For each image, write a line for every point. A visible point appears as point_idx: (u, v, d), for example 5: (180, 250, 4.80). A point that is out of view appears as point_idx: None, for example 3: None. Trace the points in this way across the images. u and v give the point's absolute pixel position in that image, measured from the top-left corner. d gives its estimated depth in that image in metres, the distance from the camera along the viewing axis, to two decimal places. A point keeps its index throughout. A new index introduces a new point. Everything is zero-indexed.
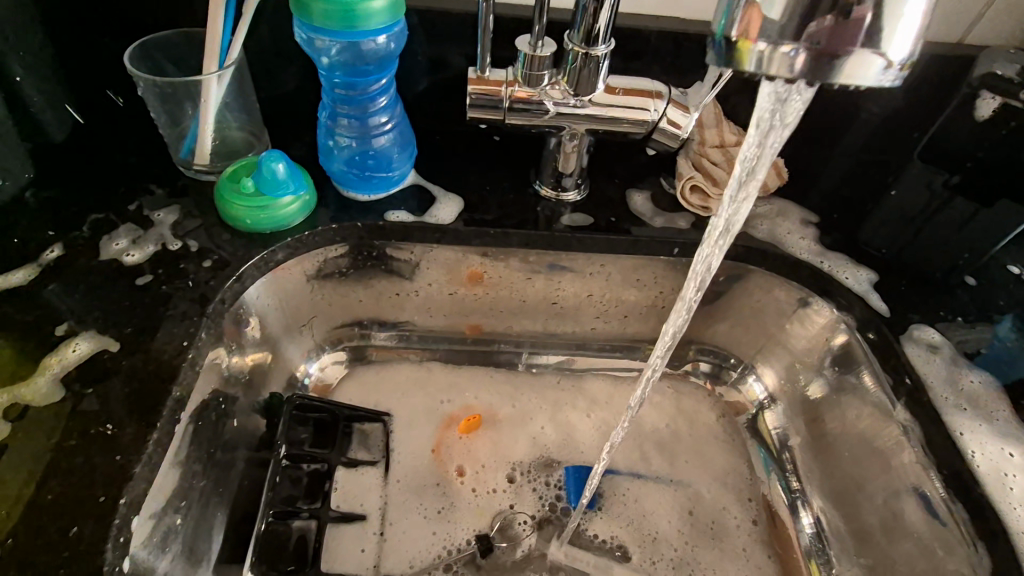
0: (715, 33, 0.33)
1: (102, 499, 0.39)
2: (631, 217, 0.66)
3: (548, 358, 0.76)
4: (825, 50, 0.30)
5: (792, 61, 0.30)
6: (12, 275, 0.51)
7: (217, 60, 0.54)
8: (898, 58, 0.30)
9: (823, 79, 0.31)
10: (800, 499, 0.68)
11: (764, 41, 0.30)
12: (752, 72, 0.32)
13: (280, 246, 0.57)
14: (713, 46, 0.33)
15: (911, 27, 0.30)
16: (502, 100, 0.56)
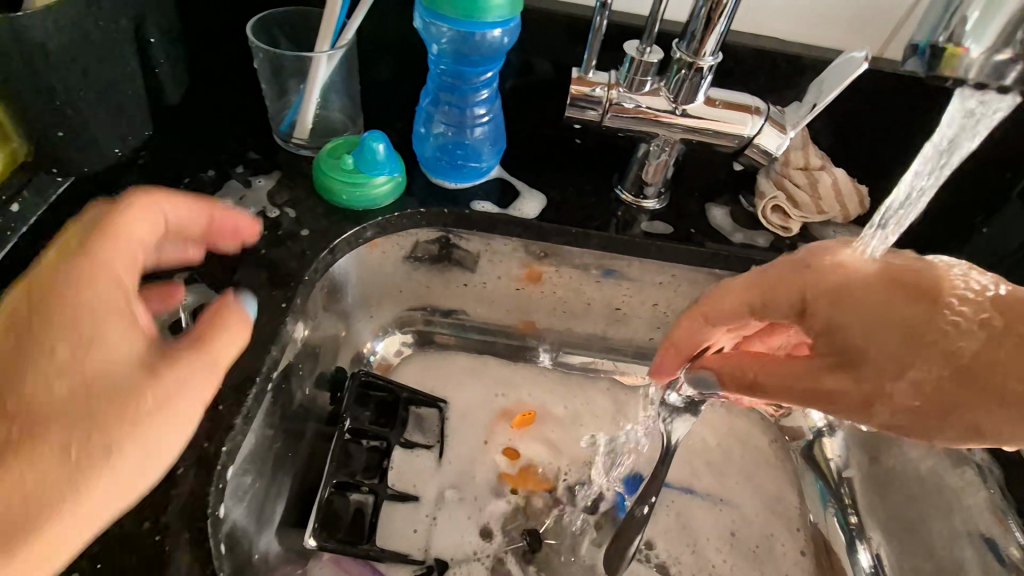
0: (918, 42, 0.30)
1: (206, 446, 0.40)
2: (709, 231, 0.66)
3: (574, 359, 0.76)
4: None
5: (1007, 71, 0.28)
6: None
7: (331, 40, 0.56)
8: None
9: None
10: (858, 535, 0.66)
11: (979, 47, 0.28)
12: (954, 79, 0.30)
13: (371, 224, 0.59)
14: (912, 55, 0.30)
15: None
16: (602, 102, 0.57)
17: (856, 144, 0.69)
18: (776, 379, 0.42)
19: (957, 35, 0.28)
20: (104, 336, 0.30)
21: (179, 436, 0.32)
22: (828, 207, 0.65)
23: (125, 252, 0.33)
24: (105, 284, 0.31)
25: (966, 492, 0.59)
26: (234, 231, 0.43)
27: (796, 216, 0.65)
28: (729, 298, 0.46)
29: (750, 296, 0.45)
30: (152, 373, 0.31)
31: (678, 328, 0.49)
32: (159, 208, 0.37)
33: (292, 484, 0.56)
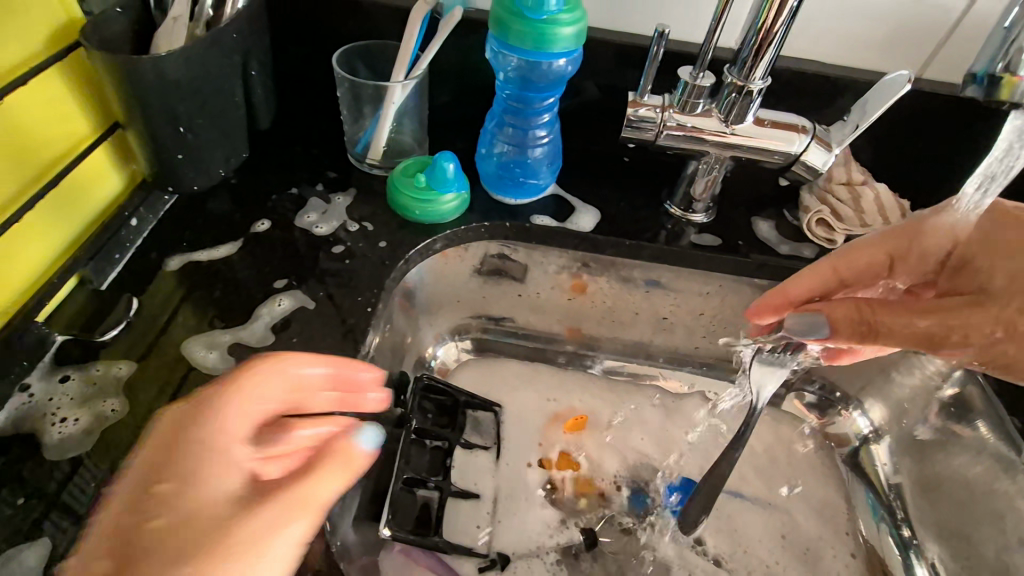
0: None
1: None
2: (756, 243, 0.69)
3: (613, 364, 0.78)
4: None
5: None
6: (217, 249, 0.58)
7: (407, 70, 0.61)
8: None
9: None
10: (914, 547, 0.67)
11: None
12: None
13: (441, 236, 0.63)
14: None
15: None
16: (657, 123, 0.61)
17: (897, 160, 0.71)
18: (902, 315, 0.45)
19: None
20: (206, 487, 0.33)
21: (293, 534, 0.33)
22: (872, 220, 0.67)
23: (239, 417, 0.36)
24: (224, 438, 0.35)
25: (1016, 497, 0.60)
26: (361, 384, 0.46)
27: (841, 229, 0.68)
28: (856, 256, 0.53)
29: (888, 248, 0.52)
30: (249, 508, 0.33)
31: (800, 279, 0.54)
32: (281, 378, 0.40)
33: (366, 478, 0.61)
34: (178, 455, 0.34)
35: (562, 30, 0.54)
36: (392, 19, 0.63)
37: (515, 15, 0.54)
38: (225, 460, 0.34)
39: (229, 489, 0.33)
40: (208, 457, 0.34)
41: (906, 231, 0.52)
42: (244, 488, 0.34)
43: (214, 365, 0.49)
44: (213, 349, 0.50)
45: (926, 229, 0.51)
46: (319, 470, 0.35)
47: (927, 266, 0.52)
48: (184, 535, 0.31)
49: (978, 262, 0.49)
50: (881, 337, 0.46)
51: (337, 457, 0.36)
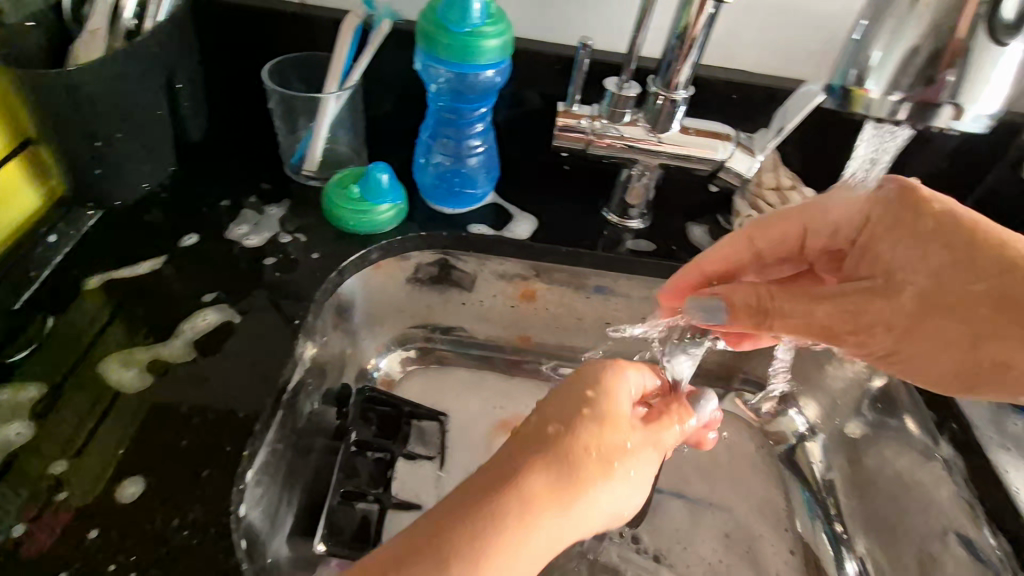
0: (833, 83, 0.41)
1: (230, 449, 0.44)
2: (690, 248, 0.71)
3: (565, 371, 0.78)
4: (927, 100, 0.38)
5: (899, 108, 0.39)
6: (139, 265, 0.57)
7: (338, 81, 0.62)
8: (987, 109, 0.38)
9: (924, 122, 0.39)
10: (846, 541, 0.69)
11: (877, 89, 0.39)
12: (862, 113, 0.40)
13: (376, 247, 0.63)
14: (829, 94, 0.41)
15: (998, 86, 0.37)
16: (587, 132, 0.62)
17: (822, 165, 0.74)
18: (795, 299, 0.47)
19: (861, 78, 0.39)
20: (593, 429, 0.45)
21: (651, 470, 0.48)
22: None
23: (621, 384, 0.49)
24: (587, 418, 0.45)
25: (937, 485, 0.62)
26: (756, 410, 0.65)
27: None
28: (772, 228, 0.53)
29: (798, 223, 0.52)
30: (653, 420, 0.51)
31: (713, 252, 0.55)
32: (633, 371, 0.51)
33: (302, 493, 0.60)
34: (593, 408, 0.46)
35: (487, 42, 0.55)
36: (323, 30, 0.63)
37: (441, 27, 0.54)
38: (597, 405, 0.46)
39: (622, 443, 0.46)
40: (605, 425, 0.46)
41: (817, 207, 0.51)
42: (636, 440, 0.47)
43: (131, 382, 0.48)
44: (131, 366, 0.49)
45: (841, 206, 0.50)
46: (621, 399, 0.48)
47: (835, 243, 0.51)
48: (564, 480, 0.42)
49: (878, 244, 0.47)
50: (773, 319, 0.47)
51: (676, 417, 0.52)
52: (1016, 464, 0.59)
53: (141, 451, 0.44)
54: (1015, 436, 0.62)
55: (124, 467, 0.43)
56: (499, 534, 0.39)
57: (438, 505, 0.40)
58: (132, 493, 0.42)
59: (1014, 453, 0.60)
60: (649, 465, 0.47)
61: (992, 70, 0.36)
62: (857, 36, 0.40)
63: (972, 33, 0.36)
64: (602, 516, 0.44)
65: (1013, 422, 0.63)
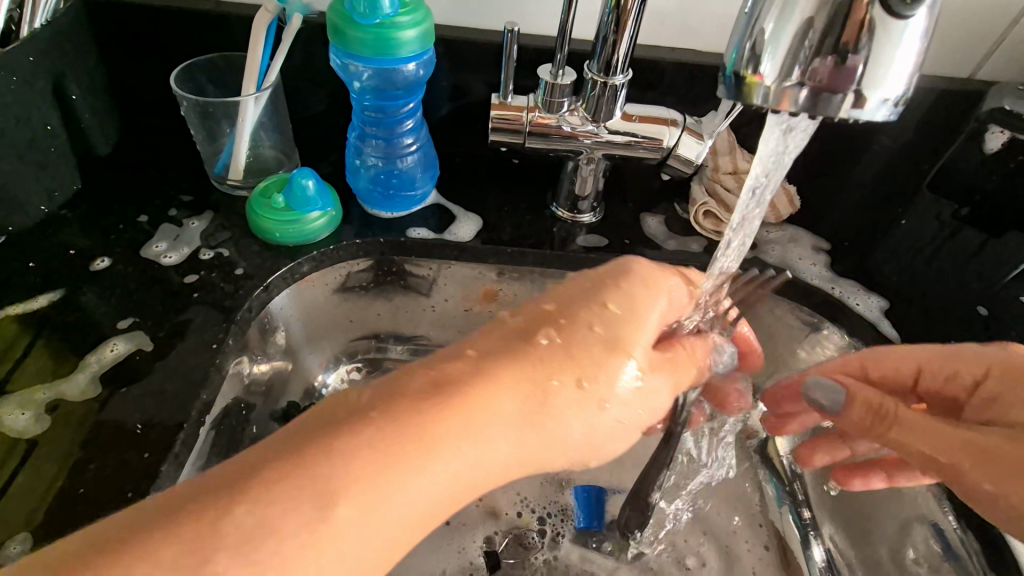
0: (725, 68, 0.33)
1: (130, 495, 0.42)
2: (644, 240, 0.67)
3: None
4: (827, 86, 0.29)
5: (797, 96, 0.30)
6: (35, 300, 0.53)
7: (255, 83, 0.57)
8: (892, 94, 0.30)
9: (823, 113, 0.30)
10: (812, 529, 0.66)
11: (772, 76, 0.30)
12: (758, 106, 0.32)
13: (306, 258, 0.60)
14: (722, 81, 0.33)
15: (903, 66, 0.29)
16: (523, 125, 0.59)
17: None
18: (922, 416, 0.43)
19: (754, 58, 0.31)
20: (596, 354, 0.42)
21: (632, 420, 0.44)
22: None
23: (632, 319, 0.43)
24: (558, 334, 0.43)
25: None
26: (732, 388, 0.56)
27: (728, 219, 0.67)
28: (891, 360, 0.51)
29: (918, 358, 0.50)
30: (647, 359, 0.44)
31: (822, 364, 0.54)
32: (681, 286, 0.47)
33: None
34: (565, 337, 0.42)
35: (403, 33, 0.51)
36: (233, 28, 0.59)
37: (349, 21, 0.50)
38: (609, 323, 0.43)
39: (617, 377, 0.42)
40: (590, 346, 0.42)
41: (949, 351, 0.49)
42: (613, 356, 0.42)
43: (26, 426, 0.45)
44: (27, 409, 0.46)
45: (964, 354, 0.48)
46: (648, 321, 0.44)
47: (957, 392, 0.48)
48: (492, 432, 0.39)
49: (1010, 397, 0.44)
50: (894, 424, 0.43)
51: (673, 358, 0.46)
52: None
53: (34, 501, 0.41)
54: None
55: (16, 521, 0.40)
56: (404, 475, 0.35)
57: (353, 422, 0.36)
58: (17, 552, 0.39)
59: None
60: (631, 414, 0.43)
61: (896, 45, 0.29)
62: (749, 9, 0.32)
63: (873, 5, 0.28)
64: (522, 449, 0.40)
65: None
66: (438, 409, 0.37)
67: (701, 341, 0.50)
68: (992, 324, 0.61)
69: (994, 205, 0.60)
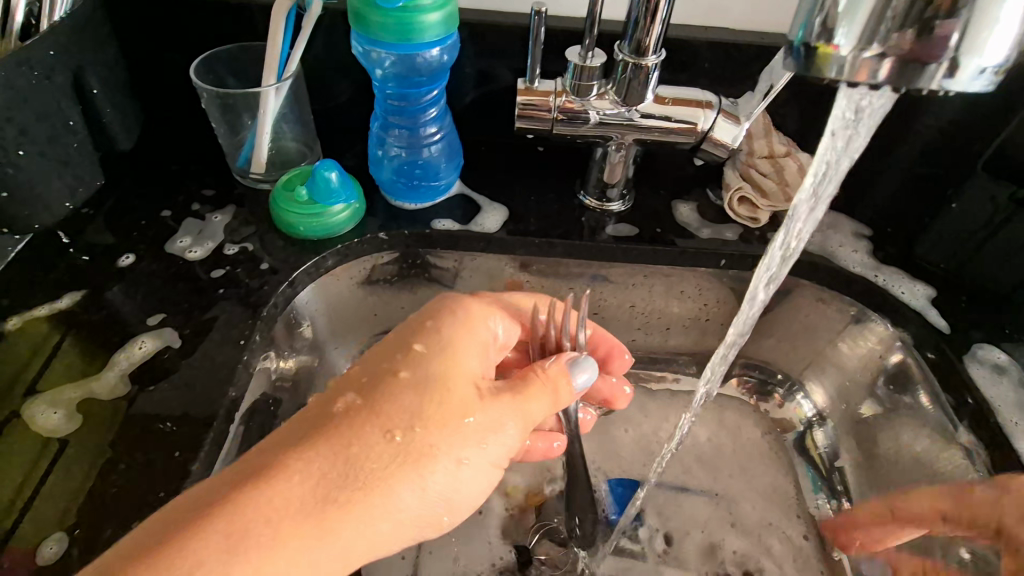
0: (794, 40, 0.32)
1: (162, 495, 0.41)
2: (676, 228, 0.65)
3: None
4: (912, 55, 0.28)
5: (876, 67, 0.29)
6: (59, 300, 0.52)
7: (276, 73, 0.56)
8: (991, 61, 0.28)
9: (909, 84, 0.29)
10: None
11: (848, 45, 0.29)
12: (831, 79, 0.30)
13: (330, 253, 0.59)
14: (791, 53, 0.32)
15: (1006, 30, 0.27)
16: (551, 110, 0.56)
17: (821, 128, 0.67)
18: None
19: (826, 30, 0.29)
20: (422, 402, 0.40)
21: (489, 454, 0.42)
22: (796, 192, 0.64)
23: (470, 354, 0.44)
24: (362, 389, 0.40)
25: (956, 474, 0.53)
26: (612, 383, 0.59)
27: (764, 205, 0.64)
28: (913, 499, 0.50)
29: None
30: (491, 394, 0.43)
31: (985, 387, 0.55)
32: (494, 317, 0.48)
33: None
34: (369, 397, 0.41)
35: (427, 16, 0.49)
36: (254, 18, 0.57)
37: (371, 5, 0.48)
38: (419, 365, 0.42)
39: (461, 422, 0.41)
40: (398, 395, 0.40)
41: None
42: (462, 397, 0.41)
43: (58, 425, 0.45)
44: (58, 408, 0.46)
45: None
46: (467, 356, 0.44)
47: None
48: (298, 518, 0.35)
49: None
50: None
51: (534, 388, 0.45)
52: None
53: (66, 501, 0.41)
54: None
55: (49, 522, 0.40)
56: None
57: (192, 523, 0.34)
58: (52, 553, 0.39)
59: None
60: (480, 454, 0.41)
61: (999, 5, 0.27)
62: None
63: None
64: (376, 523, 0.38)
65: None
66: (213, 519, 0.34)
67: (556, 363, 0.47)
68: None
69: None
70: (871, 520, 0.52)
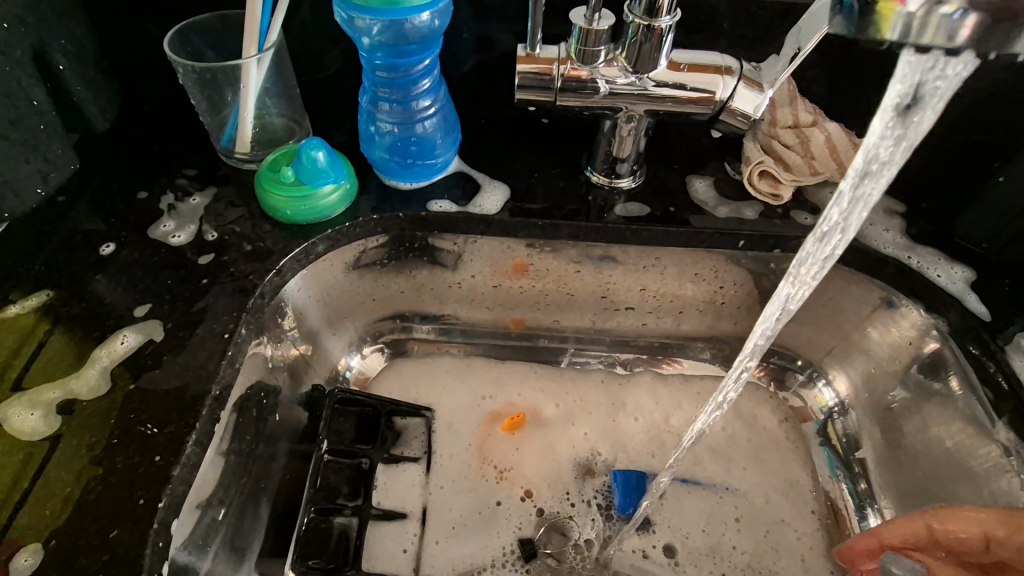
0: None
1: (142, 502, 0.39)
2: (691, 206, 0.60)
3: (594, 357, 0.72)
4: (998, 12, 0.26)
5: (956, 25, 0.27)
6: (36, 294, 0.50)
7: (256, 44, 0.51)
8: None
9: (992, 48, 0.28)
10: (869, 504, 0.61)
11: (915, 3, 0.27)
12: (892, 40, 0.29)
13: (321, 237, 0.55)
14: (841, 9, 0.30)
15: None
16: (555, 79, 0.51)
17: (851, 94, 0.62)
18: None
19: None
20: None
21: None
22: (822, 165, 0.60)
23: None
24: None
25: (993, 473, 0.50)
26: None
27: (786, 180, 0.60)
28: (956, 519, 0.45)
29: None
30: None
31: None
32: None
33: (269, 512, 0.55)
34: None
35: None
36: None
37: None
38: None
39: None
40: None
41: None
42: None
43: (35, 427, 0.43)
44: (37, 408, 0.44)
45: None
46: None
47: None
48: None
49: None
50: None
51: None
52: None
53: (42, 507, 0.39)
54: None
55: (25, 530, 0.38)
56: None
57: None
58: (28, 566, 0.37)
59: None
60: None
61: None
62: None
63: None
64: None
65: None
66: None
67: None
68: None
69: None
70: (909, 539, 0.47)
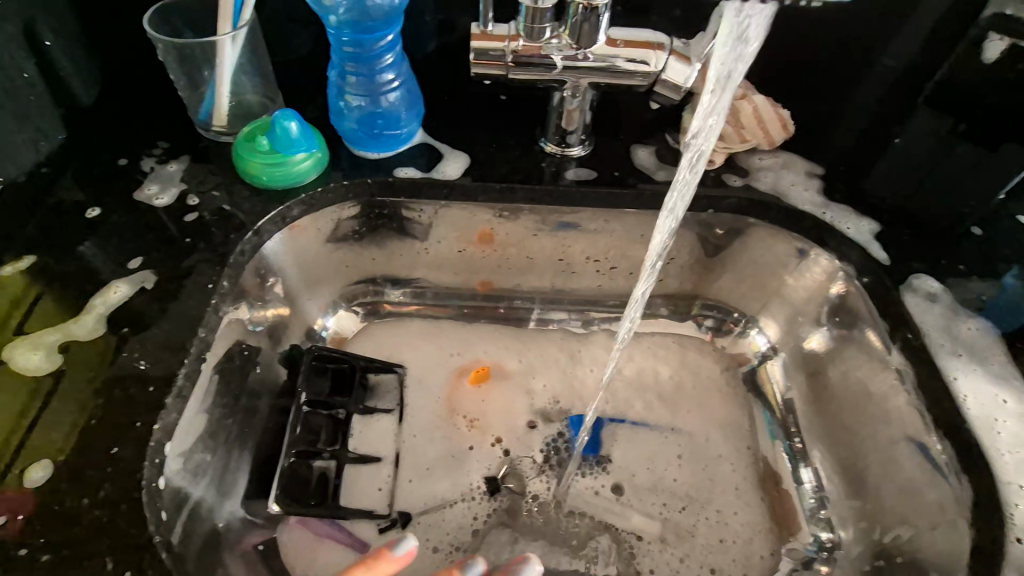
0: None
1: (139, 425, 0.44)
2: (634, 172, 0.67)
3: (556, 316, 0.78)
4: None
5: None
6: (24, 257, 0.54)
7: (230, 22, 0.56)
8: None
9: None
10: (800, 455, 0.67)
11: None
12: None
13: (295, 202, 0.61)
14: None
15: None
16: (506, 55, 0.57)
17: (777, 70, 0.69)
18: None
19: None
20: None
21: None
22: (751, 135, 0.66)
23: None
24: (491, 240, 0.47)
25: (889, 395, 0.58)
26: None
27: (719, 146, 0.66)
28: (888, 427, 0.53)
29: None
30: None
31: None
32: None
33: (252, 457, 0.60)
34: None
35: None
36: None
37: None
38: None
39: None
40: None
41: None
42: None
43: (39, 365, 0.47)
44: (39, 349, 0.48)
45: None
46: None
47: None
48: None
49: None
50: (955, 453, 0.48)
51: None
52: (968, 369, 0.55)
53: (47, 432, 0.44)
54: (967, 340, 0.56)
55: (37, 450, 0.43)
56: None
57: None
58: (39, 478, 0.42)
59: (966, 357, 0.55)
60: None
61: None
62: None
63: None
64: None
65: (966, 326, 0.57)
66: None
67: None
68: (984, 241, 0.62)
69: (991, 119, 0.62)
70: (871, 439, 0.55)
